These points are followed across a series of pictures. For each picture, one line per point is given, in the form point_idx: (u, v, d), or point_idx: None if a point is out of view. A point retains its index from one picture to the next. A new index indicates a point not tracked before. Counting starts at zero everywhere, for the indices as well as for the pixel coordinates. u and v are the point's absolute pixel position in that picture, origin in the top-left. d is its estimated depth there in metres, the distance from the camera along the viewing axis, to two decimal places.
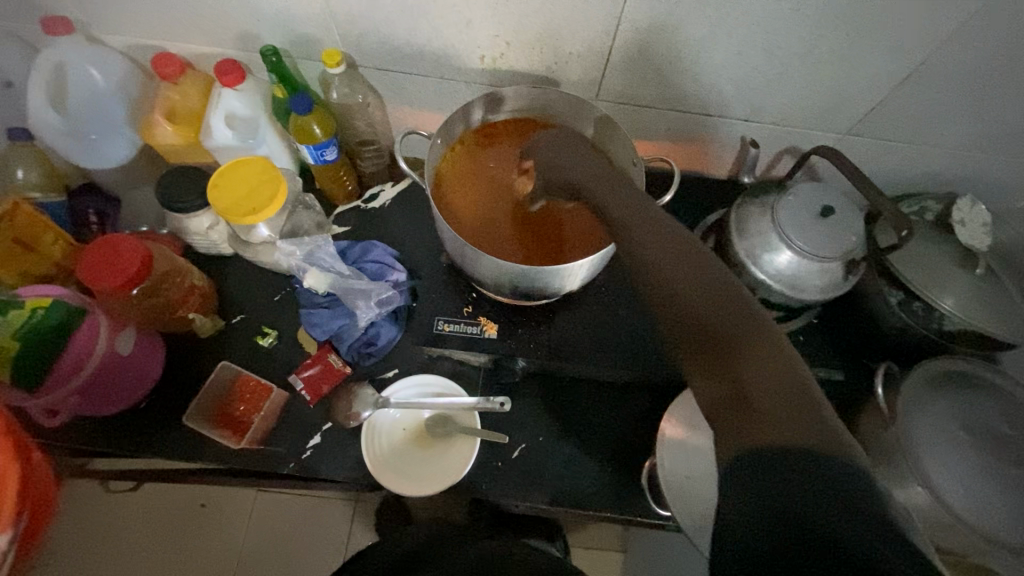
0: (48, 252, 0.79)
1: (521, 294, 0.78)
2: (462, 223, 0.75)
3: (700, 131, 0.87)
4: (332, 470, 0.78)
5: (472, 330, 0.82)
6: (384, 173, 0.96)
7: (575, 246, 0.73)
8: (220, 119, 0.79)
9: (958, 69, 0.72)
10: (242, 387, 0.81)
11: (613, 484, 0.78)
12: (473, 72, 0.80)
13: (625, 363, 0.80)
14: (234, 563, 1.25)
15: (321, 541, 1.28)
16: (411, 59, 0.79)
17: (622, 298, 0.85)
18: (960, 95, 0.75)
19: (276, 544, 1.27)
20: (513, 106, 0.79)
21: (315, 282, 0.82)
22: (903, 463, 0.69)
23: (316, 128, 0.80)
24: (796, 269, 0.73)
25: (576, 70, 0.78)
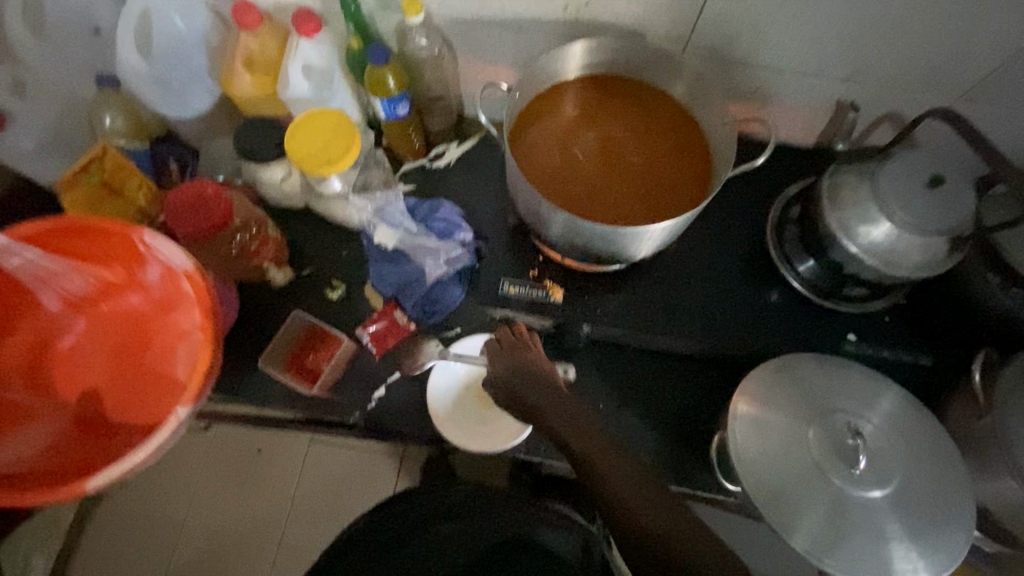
0: (132, 197, 0.82)
1: (593, 258, 0.76)
2: (543, 180, 0.72)
3: (791, 93, 0.81)
4: (397, 421, 0.80)
5: (539, 295, 0.83)
6: (450, 132, 0.93)
7: (660, 208, 0.71)
8: (298, 70, 0.79)
9: None
10: (313, 336, 0.83)
11: (678, 456, 0.77)
12: (553, 24, 0.77)
13: (692, 333, 0.81)
14: (289, 507, 1.32)
15: (370, 493, 1.33)
16: (490, 8, 0.76)
17: (687, 268, 0.85)
18: None
19: (327, 492, 1.33)
20: (594, 60, 0.74)
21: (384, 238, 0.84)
22: (916, 453, 0.67)
23: (391, 81, 0.79)
24: (892, 242, 0.68)
25: (664, 22, 0.74)
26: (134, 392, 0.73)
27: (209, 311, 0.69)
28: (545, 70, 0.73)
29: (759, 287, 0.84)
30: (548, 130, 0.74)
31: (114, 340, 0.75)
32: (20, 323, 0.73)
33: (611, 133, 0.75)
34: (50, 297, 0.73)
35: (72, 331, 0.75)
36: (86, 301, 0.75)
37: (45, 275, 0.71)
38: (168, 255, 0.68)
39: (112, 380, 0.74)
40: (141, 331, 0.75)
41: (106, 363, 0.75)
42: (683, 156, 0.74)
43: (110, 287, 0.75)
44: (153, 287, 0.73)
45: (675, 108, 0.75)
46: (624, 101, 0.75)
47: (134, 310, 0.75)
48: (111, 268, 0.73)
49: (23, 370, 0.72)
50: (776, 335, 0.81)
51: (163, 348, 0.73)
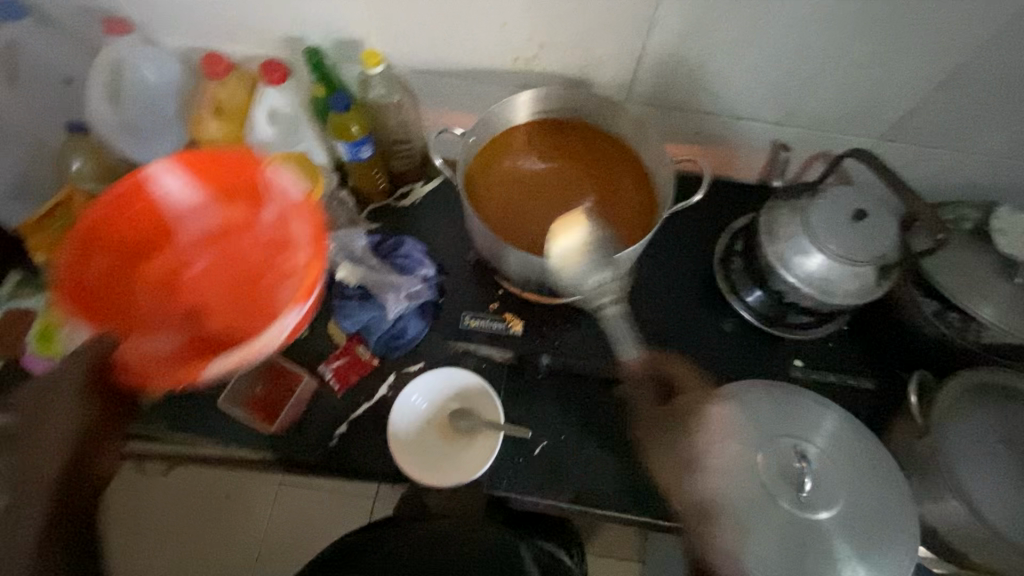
0: None
1: (548, 291, 0.79)
2: (498, 218, 0.76)
3: (730, 134, 0.87)
4: (359, 457, 0.80)
5: (499, 327, 0.85)
6: (416, 173, 0.97)
7: (610, 243, 0.75)
8: (263, 117, 0.82)
9: (991, 73, 0.71)
10: (273, 373, 0.83)
11: (637, 484, 0.78)
12: (505, 73, 0.82)
13: (647, 362, 0.84)
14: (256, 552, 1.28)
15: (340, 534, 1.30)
16: (445, 59, 0.81)
17: (642, 299, 0.88)
18: (991, 100, 0.75)
19: (294, 536, 1.29)
20: (545, 107, 0.79)
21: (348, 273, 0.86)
22: (862, 475, 0.70)
23: (353, 127, 0.84)
24: (826, 273, 0.72)
25: (608, 72, 0.80)
26: (239, 318, 0.77)
27: (322, 216, 0.76)
28: (497, 116, 0.77)
29: (710, 316, 0.87)
30: (503, 171, 0.79)
31: (221, 274, 0.80)
32: (158, 254, 0.79)
33: (564, 172, 0.79)
34: (181, 236, 0.80)
35: (189, 264, 0.80)
36: (214, 239, 0.81)
37: (179, 206, 0.79)
38: (287, 183, 0.77)
39: (221, 306, 0.78)
40: (254, 265, 0.79)
41: (214, 288, 0.79)
42: (631, 194, 0.78)
43: (228, 231, 0.81)
44: (265, 226, 0.80)
45: (623, 150, 0.80)
46: (575, 143, 0.80)
47: (250, 245, 0.80)
48: (233, 210, 0.81)
49: (161, 293, 0.78)
50: (729, 362, 0.84)
51: (273, 282, 0.77)
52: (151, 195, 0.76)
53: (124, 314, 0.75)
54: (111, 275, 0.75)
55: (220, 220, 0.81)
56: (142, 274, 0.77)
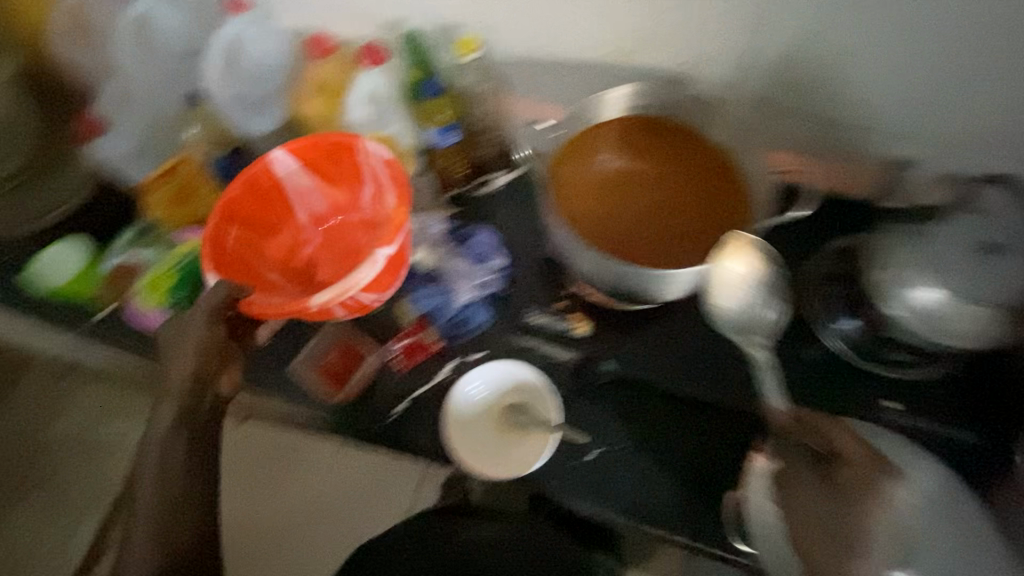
0: (205, 202, 0.91)
1: (622, 295, 0.77)
2: (579, 215, 0.73)
3: (841, 145, 0.80)
4: (415, 437, 0.82)
5: (563, 326, 0.84)
6: (499, 161, 0.94)
7: (694, 251, 0.71)
8: (359, 98, 0.85)
9: None
10: (344, 346, 0.87)
11: (692, 508, 0.75)
12: (600, 67, 0.80)
13: (717, 384, 0.80)
14: (312, 507, 1.37)
15: (387, 507, 1.35)
16: (540, 48, 0.80)
17: None
18: None
19: (345, 503, 1.36)
20: (641, 103, 0.75)
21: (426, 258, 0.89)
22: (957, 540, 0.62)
23: (442, 114, 0.86)
24: (938, 308, 0.65)
25: (711, 69, 0.75)
26: (349, 276, 0.82)
27: (410, 188, 0.77)
28: (588, 110, 0.75)
29: (796, 343, 0.80)
30: (588, 168, 0.75)
31: (331, 246, 0.86)
32: (280, 229, 0.85)
33: (653, 172, 0.75)
34: (296, 215, 0.85)
35: (307, 238, 0.86)
36: (327, 218, 0.86)
37: (297, 190, 0.83)
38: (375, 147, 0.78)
39: (336, 272, 0.84)
40: (360, 236, 0.85)
41: (329, 259, 0.85)
42: (726, 201, 0.73)
43: (336, 211, 0.86)
44: (365, 207, 0.83)
45: (722, 153, 0.74)
46: (669, 141, 0.75)
47: (354, 222, 0.85)
48: (340, 191, 0.84)
49: (283, 264, 0.84)
50: (808, 395, 0.78)
51: (374, 249, 0.81)
52: (273, 180, 0.81)
53: (255, 275, 0.82)
54: (244, 243, 0.82)
55: (329, 203, 0.85)
56: (263, 246, 0.84)
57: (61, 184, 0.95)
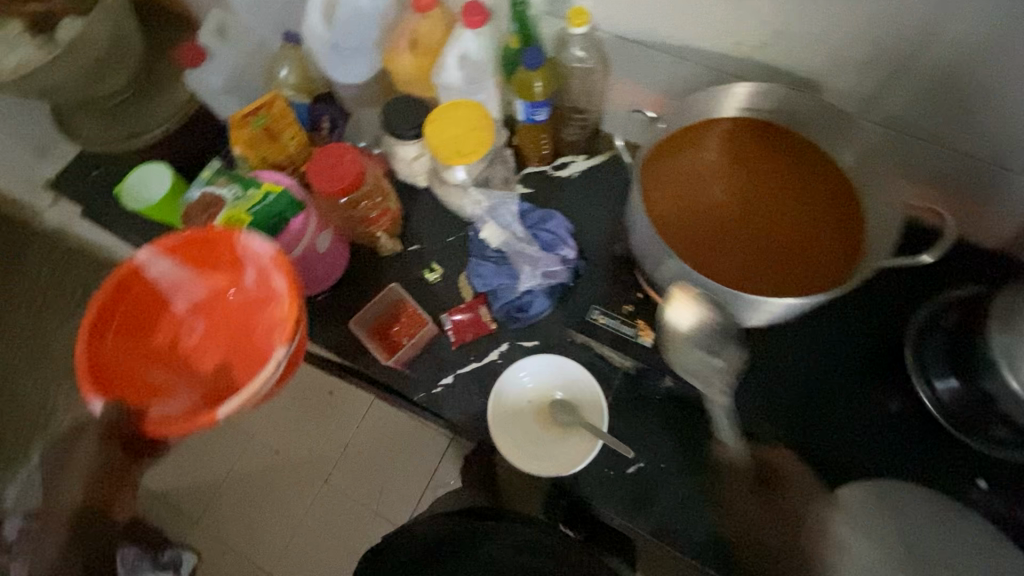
0: (286, 145, 0.91)
1: (698, 311, 0.71)
2: (670, 218, 0.68)
3: (985, 188, 0.69)
4: (454, 414, 0.81)
5: (627, 332, 0.77)
6: (582, 145, 0.92)
7: (793, 279, 0.65)
8: (455, 59, 0.82)
9: None
10: (401, 311, 0.87)
11: (729, 545, 0.71)
12: (720, 59, 0.72)
13: (783, 421, 0.74)
14: (342, 451, 1.42)
15: (413, 466, 1.39)
16: (657, 32, 0.73)
17: (801, 349, 0.77)
18: None
19: (378, 450, 1.42)
20: (759, 105, 0.68)
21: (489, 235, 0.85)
22: None
23: (537, 86, 0.80)
24: None
25: (848, 80, 0.66)
26: (251, 365, 0.74)
27: (292, 270, 0.68)
28: (701, 105, 0.68)
29: (877, 391, 0.74)
30: (686, 168, 0.69)
31: (224, 333, 0.78)
32: (158, 325, 0.76)
33: (759, 184, 0.68)
34: (175, 307, 0.77)
35: (187, 325, 0.78)
36: (209, 304, 0.78)
37: (166, 281, 0.74)
38: (257, 246, 0.69)
39: (231, 360, 0.76)
40: (251, 318, 0.76)
41: (225, 341, 0.77)
42: (839, 230, 0.65)
43: (215, 298, 0.78)
44: (250, 287, 0.75)
45: (838, 179, 0.67)
46: (782, 153, 0.68)
47: (245, 301, 0.77)
48: (215, 274, 0.76)
49: (167, 362, 0.76)
50: (881, 449, 0.72)
51: (267, 331, 0.74)
52: (145, 283, 0.73)
53: (136, 382, 0.72)
54: (124, 352, 0.72)
55: (208, 287, 0.77)
56: (145, 347, 0.75)
57: (161, 108, 0.98)
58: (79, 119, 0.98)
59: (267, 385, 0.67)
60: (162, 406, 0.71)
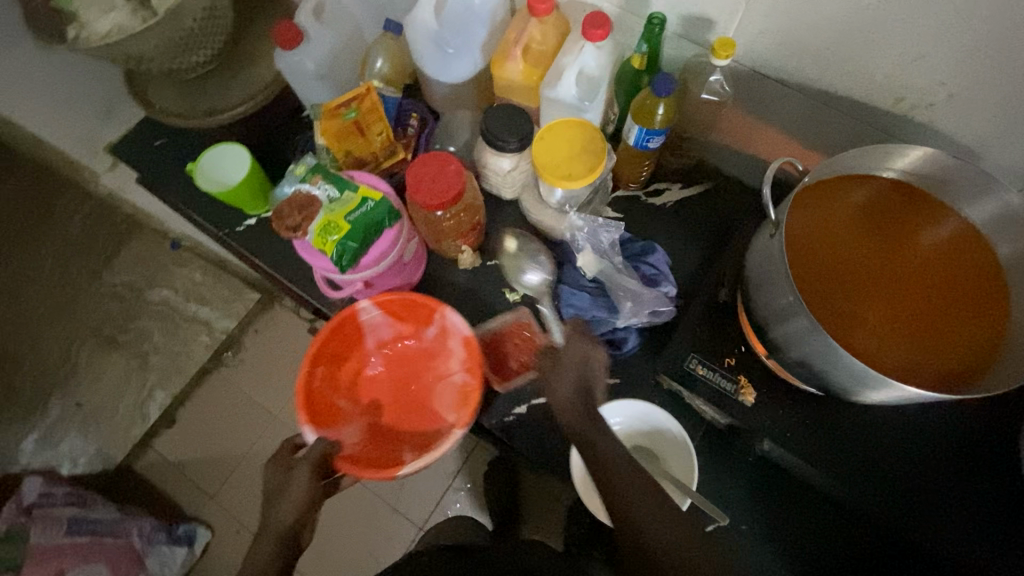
0: (372, 140, 0.86)
1: (813, 382, 0.66)
2: (807, 279, 0.62)
3: None
4: (527, 443, 0.79)
5: (727, 387, 0.72)
6: (680, 173, 0.86)
7: (937, 364, 0.59)
8: (573, 74, 0.76)
9: None
10: (517, 333, 0.81)
11: None
12: (874, 109, 0.67)
13: (884, 505, 0.67)
14: None
15: (433, 471, 1.26)
16: (809, 72, 0.67)
17: (913, 422, 0.70)
18: None
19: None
20: (916, 169, 0.63)
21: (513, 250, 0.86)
22: None
23: (659, 114, 0.75)
24: None
25: (1012, 154, 0.62)
26: (415, 419, 0.80)
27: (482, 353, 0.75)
28: (852, 160, 0.63)
29: (987, 480, 0.67)
30: (824, 224, 0.64)
31: (393, 374, 0.83)
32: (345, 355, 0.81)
33: (902, 254, 0.63)
34: (363, 345, 0.81)
35: (366, 360, 0.82)
36: (387, 346, 0.83)
37: (367, 322, 0.79)
38: (457, 322, 0.76)
39: (397, 405, 0.82)
40: (422, 372, 0.83)
41: (393, 386, 0.83)
42: (987, 317, 0.61)
43: (394, 342, 0.83)
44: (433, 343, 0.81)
45: (986, 258, 0.62)
46: (931, 226, 0.64)
47: (418, 356, 0.83)
48: (405, 325, 0.81)
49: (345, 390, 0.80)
50: (990, 550, 0.64)
51: (437, 386, 0.81)
52: (354, 325, 0.78)
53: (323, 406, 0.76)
54: (320, 379, 0.77)
55: (394, 331, 0.82)
56: (334, 375, 0.79)
57: (238, 86, 0.94)
58: (155, 87, 0.95)
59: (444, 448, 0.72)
60: (345, 434, 0.75)
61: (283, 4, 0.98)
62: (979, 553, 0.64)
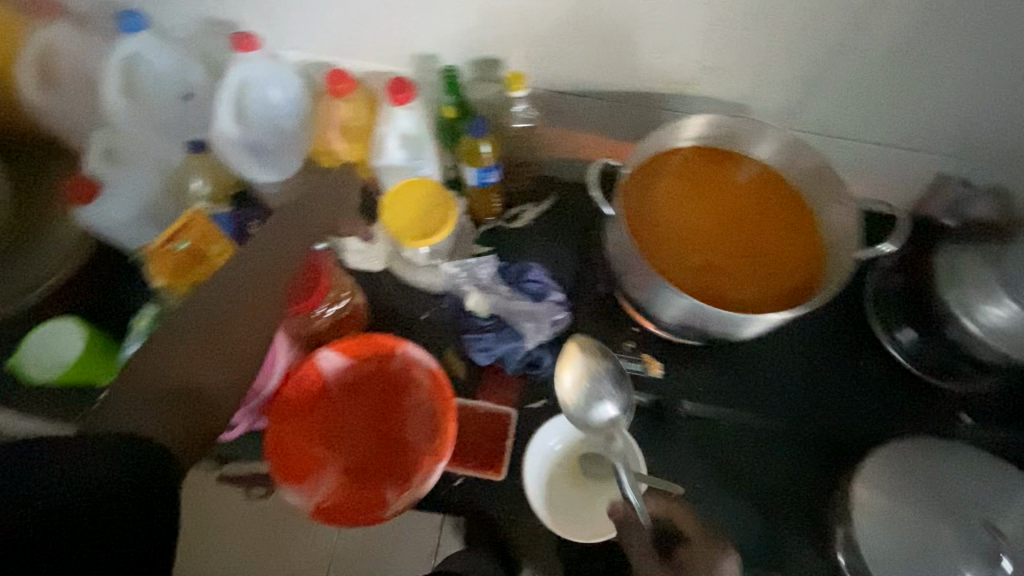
0: (214, 262, 0.81)
1: (698, 336, 0.73)
2: (659, 252, 0.70)
3: (890, 167, 0.80)
4: (483, 502, 0.76)
5: (635, 367, 0.78)
6: (528, 195, 0.91)
7: (781, 283, 0.69)
8: (393, 139, 0.78)
9: None
10: (465, 416, 0.80)
11: (776, 538, 0.74)
12: (655, 93, 0.76)
13: (795, 413, 0.78)
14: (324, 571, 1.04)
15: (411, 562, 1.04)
16: (594, 79, 0.75)
17: (785, 337, 0.81)
18: None
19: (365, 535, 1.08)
20: (706, 133, 0.73)
21: (573, 376, 0.73)
22: None
23: (485, 150, 0.79)
24: (1018, 328, 0.65)
25: (771, 98, 0.73)
26: (393, 458, 0.75)
27: (449, 385, 0.74)
28: (655, 140, 0.71)
29: (852, 357, 0.80)
30: (655, 202, 0.72)
31: (366, 415, 0.78)
32: (312, 405, 0.76)
33: (724, 202, 0.73)
34: (330, 391, 0.77)
35: (334, 405, 0.77)
36: (354, 388, 0.78)
37: (326, 370, 0.76)
38: (420, 356, 0.76)
39: (373, 447, 0.77)
40: (393, 407, 0.78)
41: (368, 427, 0.78)
42: (803, 231, 0.72)
43: (361, 382, 0.78)
44: (395, 377, 0.78)
45: (786, 186, 0.73)
46: (738, 171, 0.74)
47: (385, 393, 0.78)
48: (369, 361, 0.78)
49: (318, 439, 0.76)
50: (871, 418, 0.77)
51: (411, 420, 0.77)
52: (314, 376, 0.76)
53: (294, 459, 0.73)
54: (287, 433, 0.73)
55: (357, 371, 0.78)
56: (301, 426, 0.75)
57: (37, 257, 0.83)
58: None
59: (428, 480, 0.70)
60: (322, 485, 0.72)
61: (66, 157, 0.90)
62: (863, 418, 0.77)
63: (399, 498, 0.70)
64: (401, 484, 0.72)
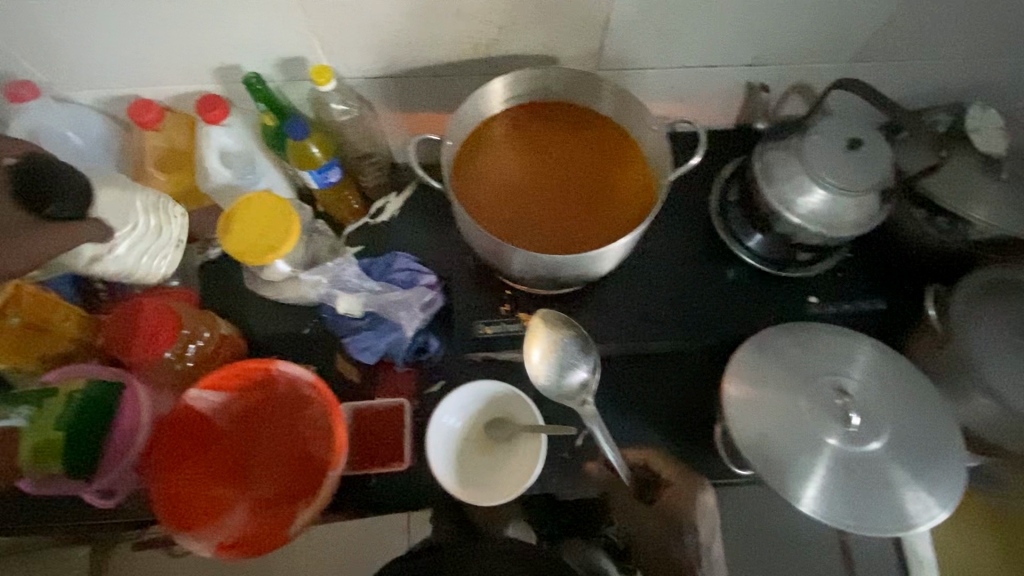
0: (62, 329, 0.76)
1: (561, 283, 0.76)
2: (502, 213, 0.72)
3: (706, 86, 0.85)
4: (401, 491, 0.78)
5: (516, 328, 0.82)
6: (386, 186, 0.90)
7: (620, 216, 0.73)
8: (216, 159, 0.75)
9: None
10: (361, 419, 0.78)
11: (677, 449, 0.79)
12: (466, 61, 0.76)
13: (671, 331, 0.83)
14: None
15: None
16: (401, 57, 0.75)
17: (650, 266, 0.87)
18: (949, 11, 0.74)
19: None
20: (519, 91, 0.75)
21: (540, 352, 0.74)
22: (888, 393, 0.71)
23: (316, 151, 0.77)
24: (828, 209, 0.71)
25: (574, 46, 0.76)
26: (298, 476, 0.74)
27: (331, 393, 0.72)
28: (470, 108, 0.72)
29: (710, 269, 0.86)
30: (486, 170, 0.74)
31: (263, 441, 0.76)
32: (203, 447, 0.74)
33: (555, 152, 0.76)
34: (218, 427, 0.75)
35: (226, 439, 0.75)
36: (244, 418, 0.76)
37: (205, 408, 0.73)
38: (294, 371, 0.73)
39: (277, 470, 0.75)
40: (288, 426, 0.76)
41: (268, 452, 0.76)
42: (630, 163, 0.75)
43: (249, 410, 0.76)
44: (281, 397, 0.76)
45: (608, 124, 0.76)
46: (563, 120, 0.76)
47: (277, 415, 0.77)
48: (251, 389, 0.76)
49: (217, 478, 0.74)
50: (736, 318, 0.84)
51: (307, 434, 0.75)
52: (195, 418, 0.73)
53: (192, 505, 0.71)
54: (178, 481, 0.71)
55: (241, 401, 0.76)
56: (194, 470, 0.73)
57: None
58: None
59: (326, 491, 0.69)
60: (228, 521, 0.70)
61: None
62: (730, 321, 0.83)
63: (305, 514, 0.69)
64: (308, 500, 0.71)
